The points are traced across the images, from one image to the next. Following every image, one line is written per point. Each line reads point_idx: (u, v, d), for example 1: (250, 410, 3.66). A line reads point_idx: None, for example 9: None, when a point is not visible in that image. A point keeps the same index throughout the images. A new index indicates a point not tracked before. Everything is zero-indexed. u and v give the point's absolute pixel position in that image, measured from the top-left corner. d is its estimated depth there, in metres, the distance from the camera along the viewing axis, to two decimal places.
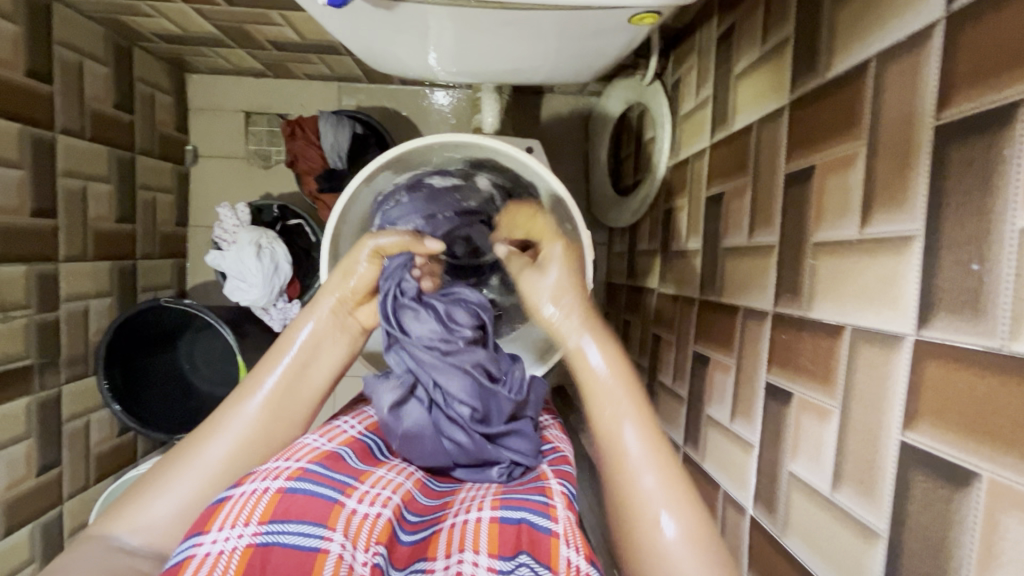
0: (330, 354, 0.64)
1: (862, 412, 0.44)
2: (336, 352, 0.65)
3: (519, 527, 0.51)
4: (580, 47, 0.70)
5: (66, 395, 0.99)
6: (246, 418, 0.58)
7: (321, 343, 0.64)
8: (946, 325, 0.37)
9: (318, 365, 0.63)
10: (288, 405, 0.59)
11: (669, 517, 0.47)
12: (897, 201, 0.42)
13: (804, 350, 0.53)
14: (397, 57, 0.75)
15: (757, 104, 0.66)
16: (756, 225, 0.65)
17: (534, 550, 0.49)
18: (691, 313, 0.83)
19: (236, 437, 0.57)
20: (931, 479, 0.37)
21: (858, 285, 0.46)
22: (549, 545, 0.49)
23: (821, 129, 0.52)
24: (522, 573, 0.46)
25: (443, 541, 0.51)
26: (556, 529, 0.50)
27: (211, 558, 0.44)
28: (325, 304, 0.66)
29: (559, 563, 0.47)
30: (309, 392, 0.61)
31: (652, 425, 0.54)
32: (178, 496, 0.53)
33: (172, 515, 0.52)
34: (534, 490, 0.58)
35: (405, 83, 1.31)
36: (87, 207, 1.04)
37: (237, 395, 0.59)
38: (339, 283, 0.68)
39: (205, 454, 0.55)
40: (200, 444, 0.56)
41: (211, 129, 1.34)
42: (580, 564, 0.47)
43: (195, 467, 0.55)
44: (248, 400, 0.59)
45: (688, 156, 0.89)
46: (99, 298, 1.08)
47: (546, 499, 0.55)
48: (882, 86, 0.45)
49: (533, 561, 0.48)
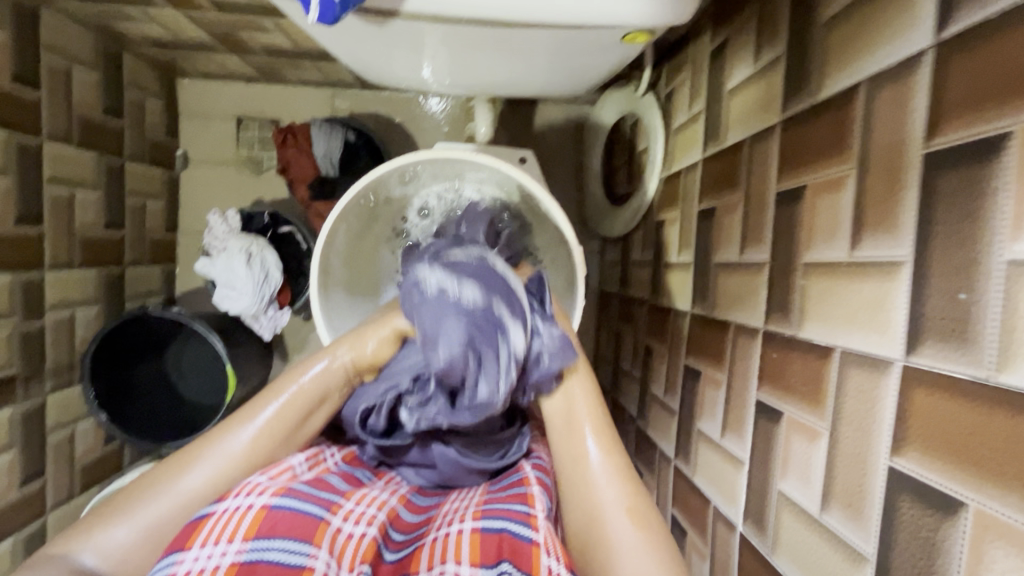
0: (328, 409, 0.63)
1: (851, 435, 0.44)
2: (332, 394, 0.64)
3: (501, 538, 0.52)
4: (574, 63, 0.70)
5: (50, 405, 0.98)
6: (228, 454, 0.58)
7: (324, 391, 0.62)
8: (934, 352, 0.37)
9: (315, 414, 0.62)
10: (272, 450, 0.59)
11: None
12: (886, 226, 0.42)
13: (794, 370, 0.53)
14: (390, 71, 0.75)
15: (748, 121, 0.67)
16: (747, 242, 0.65)
17: (516, 558, 0.50)
18: (682, 327, 0.83)
19: (214, 470, 0.57)
20: (919, 505, 0.37)
21: (848, 308, 0.46)
22: (531, 554, 0.50)
23: (811, 150, 0.53)
24: None
25: (427, 556, 0.53)
26: (537, 538, 0.51)
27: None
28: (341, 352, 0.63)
29: (540, 572, 0.49)
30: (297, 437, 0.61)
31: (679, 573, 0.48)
32: (139, 523, 0.54)
33: (130, 543, 0.53)
34: (516, 498, 0.58)
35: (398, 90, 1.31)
36: (74, 214, 1.02)
37: (232, 422, 0.60)
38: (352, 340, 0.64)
39: (181, 483, 0.56)
40: (176, 472, 0.57)
41: (203, 135, 1.32)
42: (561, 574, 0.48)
43: (168, 494, 0.56)
44: (237, 434, 0.59)
45: (680, 169, 0.89)
46: (86, 306, 1.06)
47: (529, 506, 0.55)
48: (872, 111, 0.45)
49: (514, 568, 0.49)
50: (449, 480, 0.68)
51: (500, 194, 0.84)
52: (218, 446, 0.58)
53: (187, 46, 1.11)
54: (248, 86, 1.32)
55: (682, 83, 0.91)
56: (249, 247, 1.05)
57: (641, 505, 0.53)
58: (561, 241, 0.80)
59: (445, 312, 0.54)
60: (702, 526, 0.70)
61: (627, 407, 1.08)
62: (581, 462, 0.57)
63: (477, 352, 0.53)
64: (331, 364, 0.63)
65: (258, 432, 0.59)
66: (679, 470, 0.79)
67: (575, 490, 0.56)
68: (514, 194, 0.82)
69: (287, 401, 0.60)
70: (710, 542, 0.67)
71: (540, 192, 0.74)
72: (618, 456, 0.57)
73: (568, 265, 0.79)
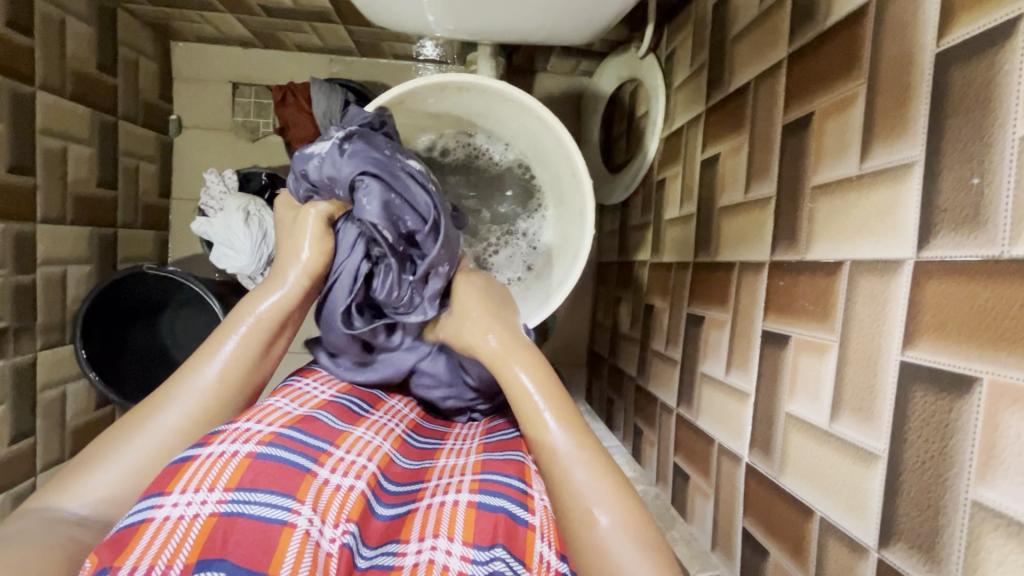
0: (282, 340, 0.64)
1: (861, 339, 0.45)
2: (290, 322, 0.64)
3: (497, 517, 0.52)
4: (582, 3, 0.70)
5: (42, 362, 0.96)
6: (199, 389, 0.57)
7: (281, 318, 0.63)
8: (945, 241, 0.38)
9: (277, 342, 0.63)
10: (244, 378, 0.60)
11: (602, 511, 0.51)
12: (897, 130, 0.43)
13: (803, 291, 0.54)
14: (394, 12, 0.75)
15: (753, 63, 0.68)
16: (752, 179, 0.66)
17: (509, 544, 0.50)
18: (685, 278, 0.84)
19: (190, 405, 0.57)
20: (931, 391, 0.38)
21: (859, 219, 0.47)
22: (525, 539, 0.51)
23: (819, 76, 0.54)
24: (496, 568, 0.47)
25: (423, 522, 0.53)
26: (531, 522, 0.53)
27: (170, 523, 0.45)
28: (291, 275, 0.64)
29: (533, 558, 0.51)
30: (261, 369, 0.62)
31: (629, 505, 0.52)
32: (123, 466, 0.53)
33: (116, 484, 0.52)
34: (513, 470, 0.59)
35: (398, 57, 1.30)
36: (68, 169, 1.00)
37: (195, 361, 0.59)
38: (294, 259, 0.64)
39: (159, 421, 0.56)
40: (152, 411, 0.56)
41: (198, 99, 1.31)
42: (551, 561, 0.51)
43: (145, 435, 0.55)
44: (202, 370, 0.58)
45: (682, 125, 0.90)
46: (78, 264, 1.04)
47: (526, 486, 0.56)
48: (882, 26, 0.46)
49: (508, 555, 0.49)
50: (454, 402, 0.74)
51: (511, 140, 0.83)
52: (178, 386, 0.58)
53: (184, 3, 1.10)
54: (245, 48, 1.30)
55: (684, 44, 0.92)
56: (246, 207, 1.04)
57: (583, 436, 0.56)
58: (570, 175, 0.77)
59: (379, 184, 0.63)
60: (706, 467, 0.71)
61: (626, 369, 1.08)
62: (504, 377, 0.61)
63: (415, 189, 0.66)
64: (286, 290, 0.63)
65: (225, 363, 0.59)
66: (682, 417, 0.80)
67: (513, 404, 0.60)
68: (525, 135, 0.80)
69: (247, 333, 0.60)
70: (715, 479, 0.68)
71: (554, 127, 0.72)
72: (549, 380, 0.60)
73: (578, 199, 0.75)
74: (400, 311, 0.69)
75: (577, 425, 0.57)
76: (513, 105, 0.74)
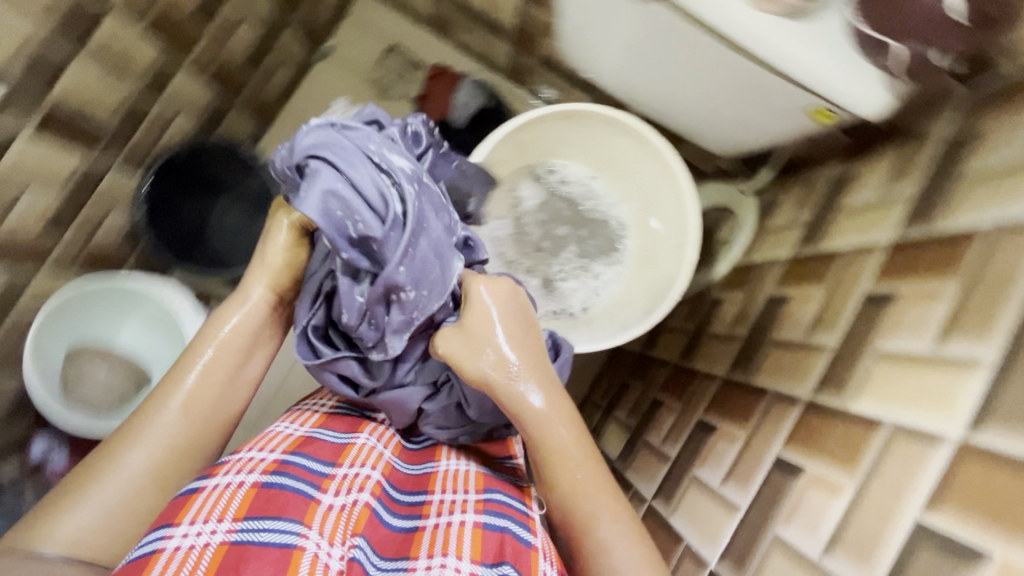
0: (259, 359, 0.70)
1: (881, 490, 0.50)
2: (262, 340, 0.70)
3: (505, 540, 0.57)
4: (747, 118, 0.79)
5: (110, 178, 1.00)
6: (166, 426, 0.61)
7: (257, 336, 0.69)
8: (998, 432, 0.44)
9: (255, 359, 0.69)
10: (219, 407, 0.65)
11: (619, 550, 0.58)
12: (978, 331, 0.50)
13: (833, 433, 0.58)
14: (594, 45, 0.83)
15: (852, 235, 0.76)
16: (816, 327, 0.72)
17: (516, 561, 0.55)
18: (708, 389, 0.88)
19: (157, 447, 0.60)
20: (945, 556, 0.44)
21: (914, 390, 0.52)
22: (529, 556, 0.56)
23: (913, 266, 0.61)
24: None
25: (430, 538, 0.57)
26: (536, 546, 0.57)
27: (187, 551, 0.50)
28: (256, 291, 0.70)
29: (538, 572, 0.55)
30: (242, 389, 0.68)
31: (639, 544, 0.59)
32: (100, 505, 0.57)
33: (94, 522, 0.56)
34: (513, 495, 0.64)
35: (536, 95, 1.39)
36: (224, 42, 1.11)
37: (173, 381, 0.64)
38: (266, 271, 0.71)
39: (126, 462, 0.59)
40: (120, 452, 0.59)
41: (346, 44, 1.38)
42: None
43: (116, 475, 0.58)
44: (172, 398, 0.63)
45: (759, 262, 0.98)
46: (185, 120, 1.11)
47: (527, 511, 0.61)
48: (991, 247, 0.53)
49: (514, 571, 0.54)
50: (467, 440, 0.74)
51: (623, 198, 0.94)
52: (146, 418, 0.61)
53: None
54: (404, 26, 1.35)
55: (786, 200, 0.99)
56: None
57: (596, 466, 0.63)
58: (672, 245, 0.87)
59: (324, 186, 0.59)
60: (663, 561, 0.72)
61: (608, 450, 1.10)
62: (520, 415, 0.63)
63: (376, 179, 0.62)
64: (258, 302, 0.70)
65: (192, 392, 0.63)
66: (652, 508, 0.81)
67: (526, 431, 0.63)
68: (640, 193, 0.91)
69: (219, 354, 0.66)
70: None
71: (684, 192, 0.83)
72: (557, 405, 0.64)
73: (671, 267, 0.84)
74: (369, 344, 0.68)
75: (586, 457, 0.63)
76: (657, 171, 0.86)
